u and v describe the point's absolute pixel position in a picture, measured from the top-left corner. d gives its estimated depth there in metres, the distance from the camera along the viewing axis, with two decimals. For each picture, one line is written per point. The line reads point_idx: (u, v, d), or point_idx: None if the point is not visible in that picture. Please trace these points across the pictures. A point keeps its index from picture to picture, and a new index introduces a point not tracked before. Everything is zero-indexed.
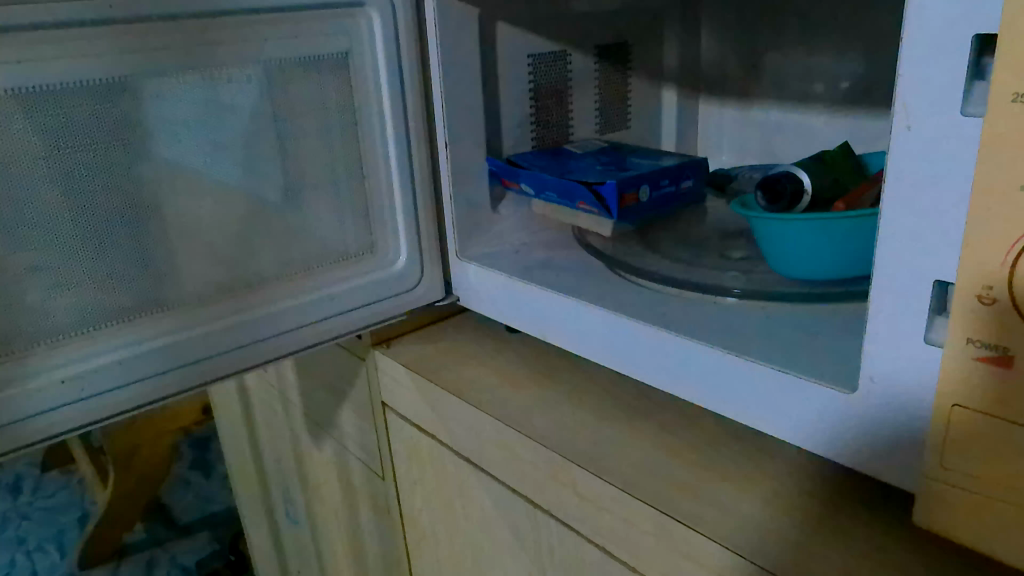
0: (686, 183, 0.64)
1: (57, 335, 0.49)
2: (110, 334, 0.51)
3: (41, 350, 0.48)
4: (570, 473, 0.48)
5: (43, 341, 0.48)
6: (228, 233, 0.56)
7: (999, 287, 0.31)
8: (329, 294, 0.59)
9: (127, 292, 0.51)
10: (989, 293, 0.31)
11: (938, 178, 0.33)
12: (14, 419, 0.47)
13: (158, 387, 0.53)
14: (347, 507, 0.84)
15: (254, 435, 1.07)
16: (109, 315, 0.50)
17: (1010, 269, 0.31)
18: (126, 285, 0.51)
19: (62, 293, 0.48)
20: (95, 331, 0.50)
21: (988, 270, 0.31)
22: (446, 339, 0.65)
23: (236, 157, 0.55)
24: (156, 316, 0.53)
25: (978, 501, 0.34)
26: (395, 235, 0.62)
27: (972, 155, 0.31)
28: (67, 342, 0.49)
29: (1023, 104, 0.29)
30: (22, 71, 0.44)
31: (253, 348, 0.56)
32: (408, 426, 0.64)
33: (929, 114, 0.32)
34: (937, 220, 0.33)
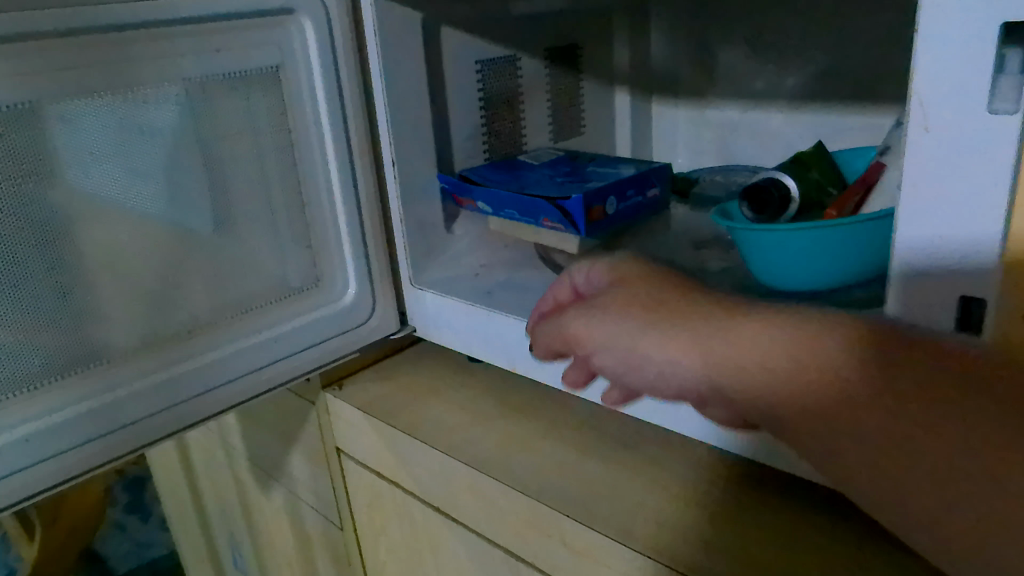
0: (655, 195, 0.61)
1: None
2: (18, 404, 0.43)
3: None
4: (556, 522, 0.44)
5: None
6: (160, 275, 0.48)
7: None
8: (270, 337, 0.53)
9: (40, 358, 0.43)
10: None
11: (965, 182, 0.29)
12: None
13: (77, 464, 0.45)
14: (302, 558, 0.77)
15: (194, 484, 0.99)
16: (20, 381, 0.43)
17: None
18: (37, 346, 0.43)
19: None
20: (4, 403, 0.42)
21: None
22: (405, 375, 0.59)
23: (159, 189, 0.47)
24: (76, 379, 0.45)
25: None
26: (342, 265, 0.56)
27: (1007, 157, 0.28)
28: None
29: None
30: None
31: (185, 407, 0.49)
32: (367, 472, 0.59)
33: (953, 112, 0.29)
34: (967, 228, 0.30)
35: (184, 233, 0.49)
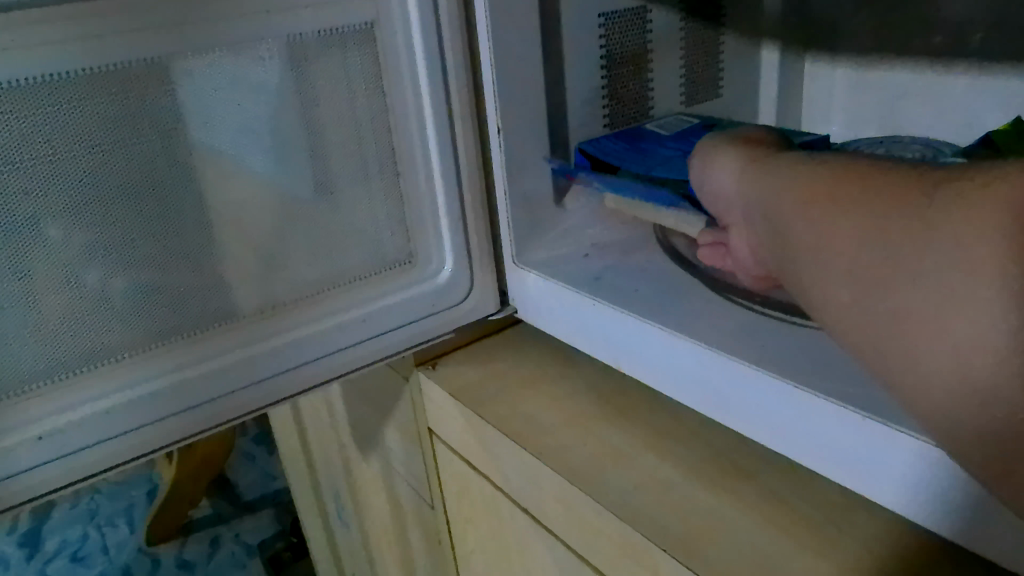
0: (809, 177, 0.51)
1: (64, 371, 0.41)
2: (122, 368, 0.43)
3: (42, 391, 0.40)
4: (652, 556, 0.38)
5: (45, 379, 0.40)
6: (267, 242, 0.47)
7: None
8: (359, 315, 0.50)
9: (135, 322, 0.43)
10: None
11: None
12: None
13: (158, 436, 0.44)
14: (396, 527, 0.76)
15: (304, 435, 1.00)
16: (128, 344, 0.43)
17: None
18: (129, 314, 0.42)
19: (71, 323, 0.41)
20: (108, 366, 0.42)
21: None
22: (502, 360, 0.55)
23: (257, 152, 0.45)
24: (177, 346, 0.44)
25: None
26: (438, 240, 0.52)
27: None
28: (72, 382, 0.41)
29: None
30: (24, 59, 0.36)
31: (269, 384, 0.47)
32: (457, 460, 0.55)
33: None
34: None
35: (292, 200, 0.47)
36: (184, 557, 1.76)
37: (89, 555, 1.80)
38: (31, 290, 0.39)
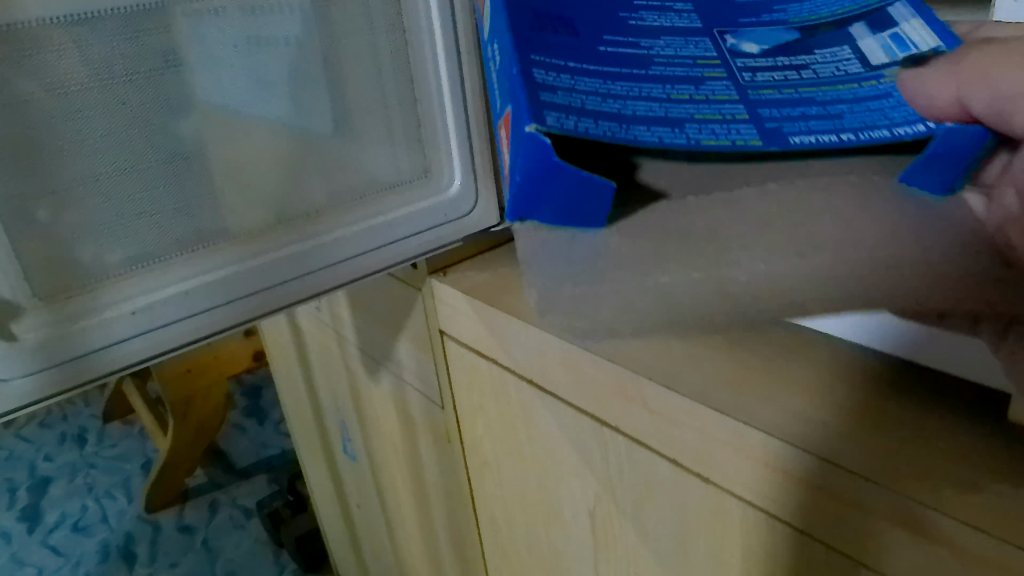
0: (854, 64, 0.55)
1: (120, 270, 0.50)
2: (174, 267, 0.52)
3: (109, 284, 0.50)
4: (639, 388, 0.48)
5: (108, 275, 0.50)
6: (275, 166, 0.57)
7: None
8: (387, 221, 0.59)
9: (169, 237, 0.52)
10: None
11: None
12: (73, 356, 0.48)
13: (225, 317, 0.53)
14: (406, 440, 0.85)
15: (310, 378, 1.09)
16: (166, 250, 0.52)
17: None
18: (167, 221, 0.52)
19: (116, 231, 0.50)
20: (156, 266, 0.51)
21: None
22: (504, 266, 0.64)
23: (280, 95, 0.55)
24: (218, 248, 0.54)
25: None
26: (449, 158, 0.61)
27: None
28: (132, 276, 0.50)
29: None
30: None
31: (314, 277, 0.56)
32: (469, 353, 0.64)
33: None
34: None
35: (307, 135, 0.58)
36: (184, 522, 1.82)
37: (89, 524, 1.85)
38: (79, 199, 0.48)
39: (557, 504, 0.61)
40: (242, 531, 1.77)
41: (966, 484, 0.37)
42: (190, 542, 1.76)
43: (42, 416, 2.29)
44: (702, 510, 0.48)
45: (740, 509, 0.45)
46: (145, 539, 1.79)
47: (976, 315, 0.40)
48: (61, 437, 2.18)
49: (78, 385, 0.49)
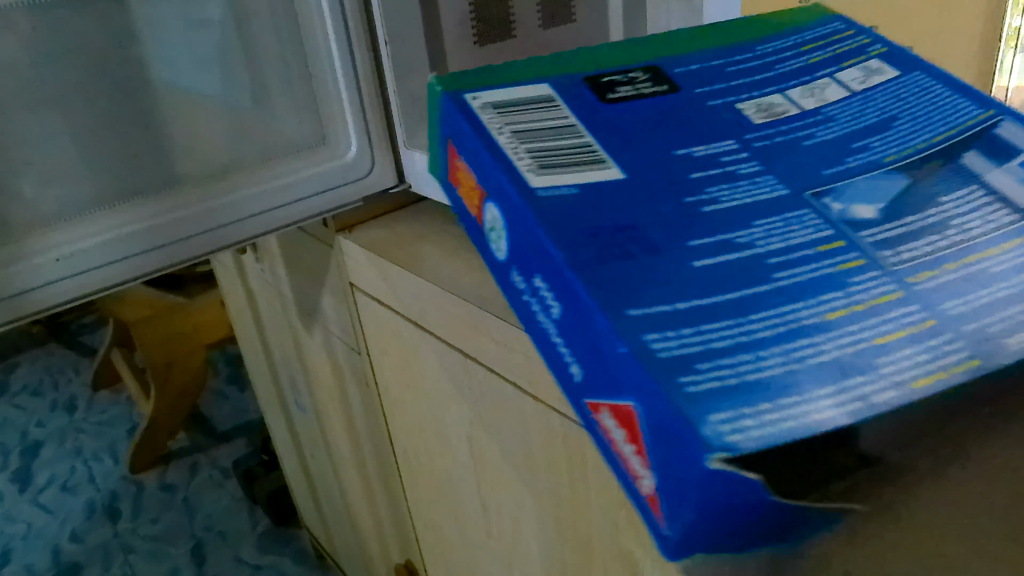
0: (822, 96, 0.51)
1: (53, 220, 0.59)
2: (97, 219, 0.60)
3: (40, 233, 0.59)
4: (487, 322, 0.55)
5: (43, 225, 0.59)
6: (217, 133, 0.67)
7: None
8: (291, 180, 0.67)
9: (96, 190, 0.61)
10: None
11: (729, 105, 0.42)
12: (6, 295, 0.56)
13: (145, 265, 0.61)
14: (339, 387, 0.93)
15: (264, 336, 1.17)
16: (97, 203, 0.61)
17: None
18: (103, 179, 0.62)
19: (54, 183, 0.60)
20: (83, 218, 0.60)
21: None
22: (403, 223, 0.72)
23: (215, 71, 0.68)
24: (139, 202, 0.62)
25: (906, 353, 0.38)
26: (345, 128, 0.69)
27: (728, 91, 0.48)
28: (61, 226, 0.59)
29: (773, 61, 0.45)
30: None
31: (230, 229, 0.64)
32: (372, 301, 0.72)
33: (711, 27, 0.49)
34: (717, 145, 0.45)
35: (235, 107, 0.69)
36: (166, 481, 1.91)
37: (76, 484, 1.94)
38: (48, 160, 0.59)
39: (447, 433, 0.69)
40: (220, 488, 1.86)
41: None
42: (171, 499, 1.85)
43: (35, 385, 2.39)
44: (540, 426, 0.55)
45: (561, 421, 0.53)
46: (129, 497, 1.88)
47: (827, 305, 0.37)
48: (53, 404, 2.28)
49: (12, 320, 0.57)
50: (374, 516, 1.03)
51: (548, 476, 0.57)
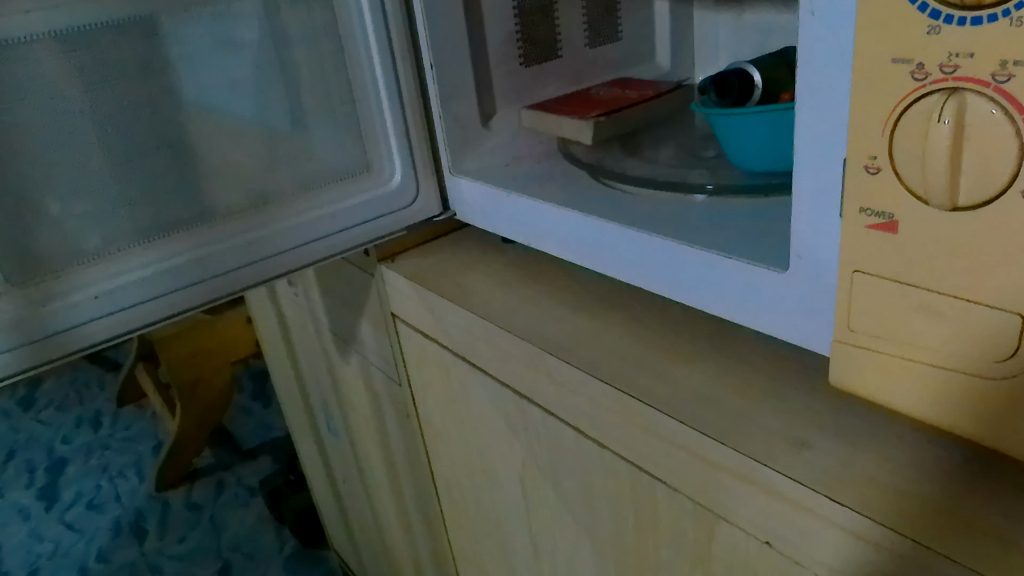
0: None
1: (87, 257, 0.56)
2: (133, 254, 0.57)
3: (75, 270, 0.56)
4: (544, 362, 0.52)
5: (77, 261, 0.56)
6: (252, 162, 0.63)
7: (952, 93, 0.29)
8: (331, 211, 0.65)
9: (131, 225, 0.57)
10: (919, 62, 0.29)
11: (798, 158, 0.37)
12: (43, 335, 0.54)
13: (184, 301, 0.59)
14: (375, 417, 0.90)
15: (295, 360, 1.15)
16: (131, 239, 0.58)
17: (899, 114, 0.31)
18: (138, 211, 0.57)
19: (86, 217, 0.55)
20: (119, 253, 0.57)
21: (898, 95, 0.31)
22: (447, 253, 0.70)
23: (249, 94, 0.61)
24: (176, 237, 0.59)
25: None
26: (388, 154, 0.67)
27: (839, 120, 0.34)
28: (96, 263, 0.56)
29: (904, 67, 0.30)
30: (61, 16, 0.51)
31: (269, 262, 0.62)
32: (415, 333, 0.69)
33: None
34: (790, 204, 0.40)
35: (271, 132, 0.63)
36: (192, 499, 1.89)
37: (103, 502, 1.92)
38: (78, 195, 0.55)
39: (496, 472, 0.66)
40: (246, 507, 1.84)
41: (798, 441, 0.41)
42: (197, 518, 1.83)
43: (61, 400, 2.38)
44: (603, 473, 0.52)
45: (627, 470, 0.49)
46: (155, 516, 1.85)
47: (946, 333, 0.34)
48: (79, 419, 2.27)
49: (50, 360, 0.55)
50: (411, 547, 1.00)
51: (611, 525, 0.53)
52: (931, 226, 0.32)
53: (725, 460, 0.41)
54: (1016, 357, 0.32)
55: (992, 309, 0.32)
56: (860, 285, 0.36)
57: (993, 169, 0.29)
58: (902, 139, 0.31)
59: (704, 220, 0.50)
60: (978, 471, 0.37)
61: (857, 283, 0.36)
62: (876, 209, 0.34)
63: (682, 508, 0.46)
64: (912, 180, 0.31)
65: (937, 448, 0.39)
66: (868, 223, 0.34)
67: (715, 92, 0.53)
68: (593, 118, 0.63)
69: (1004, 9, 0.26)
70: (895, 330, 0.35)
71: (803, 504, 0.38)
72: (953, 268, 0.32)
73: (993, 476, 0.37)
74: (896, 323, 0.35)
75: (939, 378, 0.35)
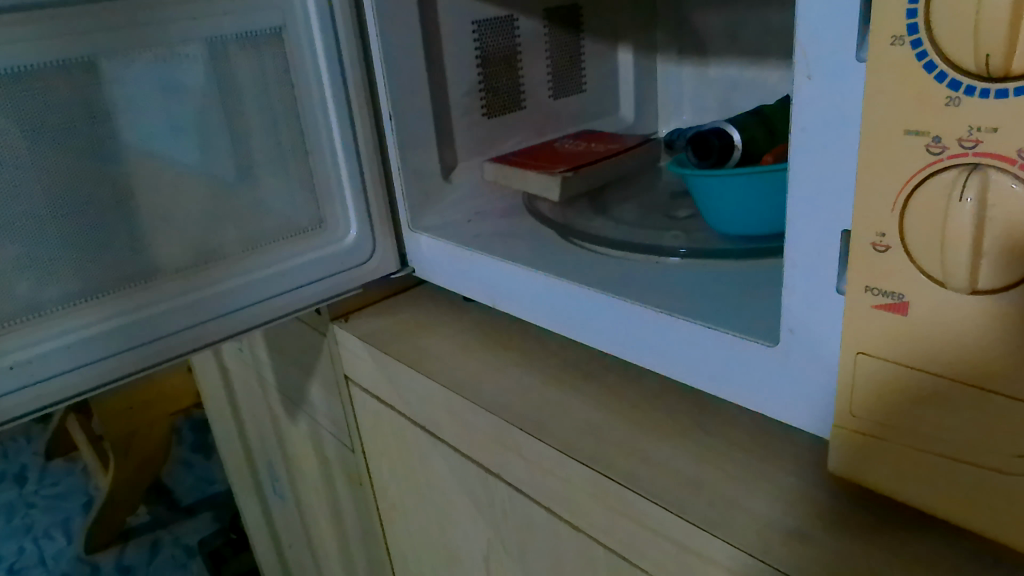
0: None
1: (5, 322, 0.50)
2: (57, 318, 0.52)
3: None
4: (513, 437, 0.48)
5: None
6: (195, 216, 0.58)
7: (973, 169, 0.26)
8: (280, 269, 0.60)
9: (56, 286, 0.51)
10: (935, 135, 0.27)
11: (792, 229, 0.35)
12: None
13: (114, 370, 0.54)
14: (324, 482, 0.84)
15: (238, 418, 1.08)
16: (57, 301, 0.52)
17: (912, 189, 0.28)
18: (66, 271, 0.52)
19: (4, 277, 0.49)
20: (42, 317, 0.51)
21: (911, 168, 0.28)
22: (405, 313, 0.66)
23: (192, 141, 0.57)
24: (107, 299, 0.54)
25: None
26: (343, 208, 0.63)
27: (840, 189, 0.32)
28: (14, 328, 0.50)
29: (918, 140, 0.27)
30: None
31: (210, 326, 0.58)
32: (370, 398, 0.64)
33: (828, 61, 0.30)
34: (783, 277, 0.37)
35: (216, 183, 0.59)
36: (124, 562, 1.77)
37: (25, 567, 1.77)
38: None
39: (457, 549, 0.61)
40: (184, 569, 1.72)
41: (795, 532, 0.37)
42: None
43: None
44: (577, 559, 0.48)
45: (605, 557, 0.45)
46: None
47: (957, 423, 0.31)
48: (1, 476, 2.12)
49: None
50: None
51: None
52: (945, 309, 0.30)
53: (716, 553, 0.38)
54: None
55: (1013, 401, 0.29)
56: (864, 367, 0.33)
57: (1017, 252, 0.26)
58: (915, 216, 0.28)
59: (682, 285, 0.47)
60: (989, 567, 0.34)
61: (863, 365, 0.33)
62: (883, 289, 0.31)
63: None
64: (926, 260, 0.29)
65: (942, 539, 0.36)
66: (875, 303, 0.32)
67: (693, 152, 0.51)
68: (560, 174, 0.61)
69: None
70: (903, 419, 0.33)
71: None
72: (969, 355, 0.30)
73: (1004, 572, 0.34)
74: (903, 410, 0.32)
75: (948, 472, 0.32)
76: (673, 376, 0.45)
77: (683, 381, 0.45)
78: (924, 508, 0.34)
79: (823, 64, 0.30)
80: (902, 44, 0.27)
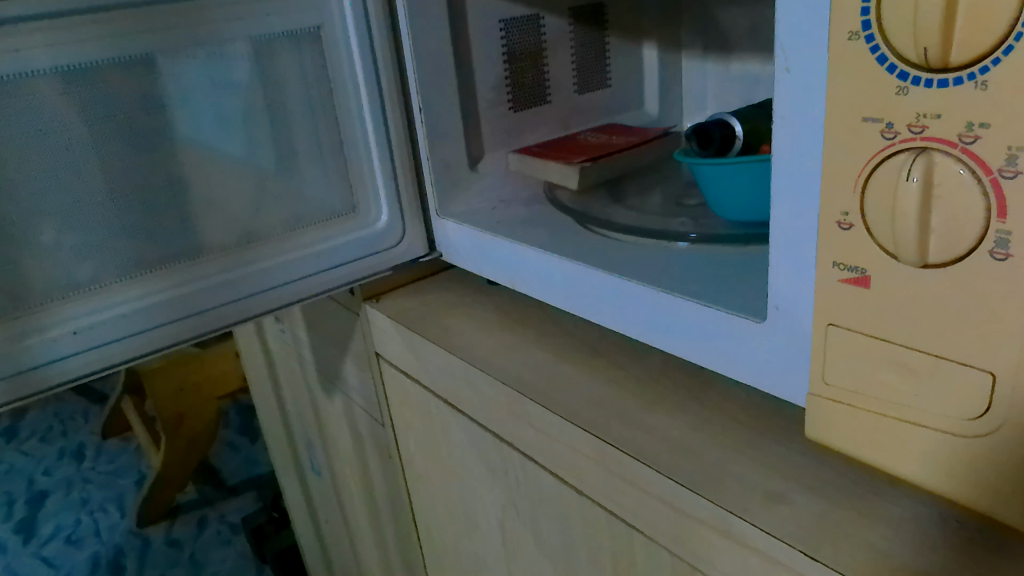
0: None
1: (70, 292, 0.55)
2: (116, 290, 0.57)
3: (55, 305, 0.55)
4: (524, 407, 0.52)
5: (57, 296, 0.55)
6: (240, 200, 0.63)
7: (921, 152, 0.30)
8: (318, 250, 0.65)
9: (116, 260, 0.57)
10: (889, 122, 0.30)
11: (776, 213, 0.37)
12: (20, 370, 0.53)
13: (163, 339, 0.59)
14: (358, 457, 0.89)
15: (280, 398, 1.13)
16: (115, 274, 0.57)
17: (871, 170, 0.31)
18: (123, 247, 0.57)
19: (68, 252, 0.55)
20: (101, 288, 0.57)
21: (868, 152, 0.31)
22: (433, 294, 0.70)
23: (238, 131, 0.62)
24: (160, 274, 0.59)
25: (992, 475, 0.33)
26: (375, 196, 0.67)
27: (815, 176, 0.34)
28: (77, 298, 0.56)
29: (874, 127, 0.31)
30: (57, 53, 0.51)
31: (251, 301, 0.62)
32: (398, 374, 0.69)
33: (803, 56, 0.33)
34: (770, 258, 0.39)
35: (258, 170, 0.63)
36: (173, 536, 1.85)
37: (82, 538, 1.87)
38: (62, 230, 0.54)
39: (476, 516, 0.65)
40: (228, 545, 1.80)
41: (776, 494, 0.40)
42: (178, 555, 1.79)
43: (44, 432, 2.35)
44: (582, 522, 0.51)
45: (606, 518, 0.49)
46: (134, 552, 1.81)
47: (917, 388, 0.34)
48: (62, 451, 2.24)
49: (24, 397, 0.54)
50: None
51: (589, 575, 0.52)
52: (901, 281, 0.32)
53: (702, 513, 0.41)
54: (990, 417, 0.32)
55: (964, 366, 0.32)
56: (834, 338, 0.36)
57: (962, 229, 0.29)
58: (873, 195, 0.32)
59: (684, 268, 0.50)
60: (957, 527, 0.37)
61: (832, 335, 0.36)
62: (848, 264, 0.34)
63: (660, 559, 0.46)
64: (884, 236, 0.32)
65: (913, 504, 0.38)
66: (841, 278, 0.35)
67: (697, 142, 0.54)
68: (579, 164, 0.64)
69: (969, 73, 0.27)
70: (869, 385, 0.35)
71: (780, 560, 0.38)
72: (923, 323, 0.32)
73: (967, 533, 0.36)
74: (867, 377, 0.35)
75: (909, 434, 0.35)
76: (673, 352, 0.48)
77: (682, 357, 0.48)
78: (891, 470, 0.37)
79: (798, 59, 0.33)
80: (858, 39, 0.30)
